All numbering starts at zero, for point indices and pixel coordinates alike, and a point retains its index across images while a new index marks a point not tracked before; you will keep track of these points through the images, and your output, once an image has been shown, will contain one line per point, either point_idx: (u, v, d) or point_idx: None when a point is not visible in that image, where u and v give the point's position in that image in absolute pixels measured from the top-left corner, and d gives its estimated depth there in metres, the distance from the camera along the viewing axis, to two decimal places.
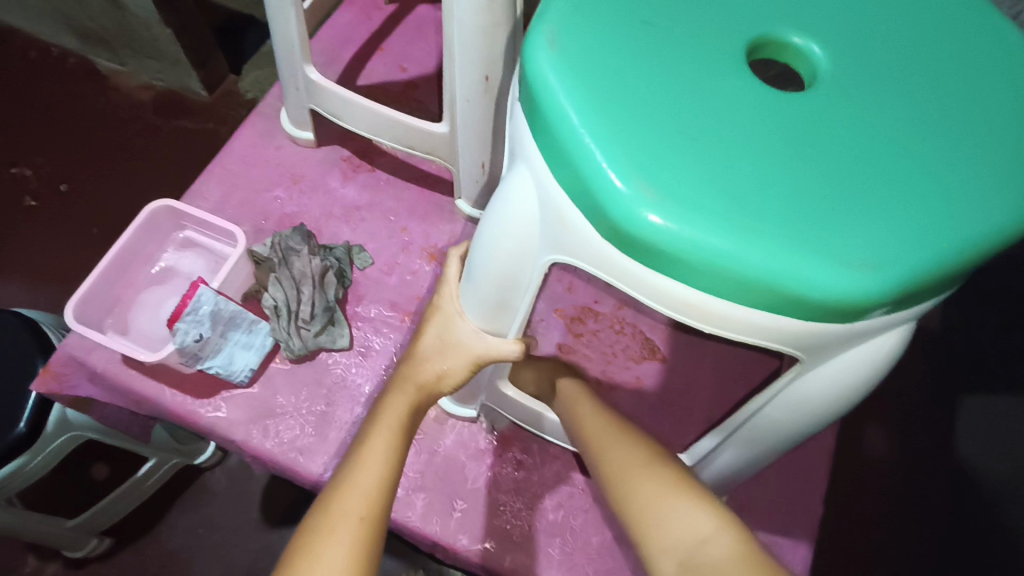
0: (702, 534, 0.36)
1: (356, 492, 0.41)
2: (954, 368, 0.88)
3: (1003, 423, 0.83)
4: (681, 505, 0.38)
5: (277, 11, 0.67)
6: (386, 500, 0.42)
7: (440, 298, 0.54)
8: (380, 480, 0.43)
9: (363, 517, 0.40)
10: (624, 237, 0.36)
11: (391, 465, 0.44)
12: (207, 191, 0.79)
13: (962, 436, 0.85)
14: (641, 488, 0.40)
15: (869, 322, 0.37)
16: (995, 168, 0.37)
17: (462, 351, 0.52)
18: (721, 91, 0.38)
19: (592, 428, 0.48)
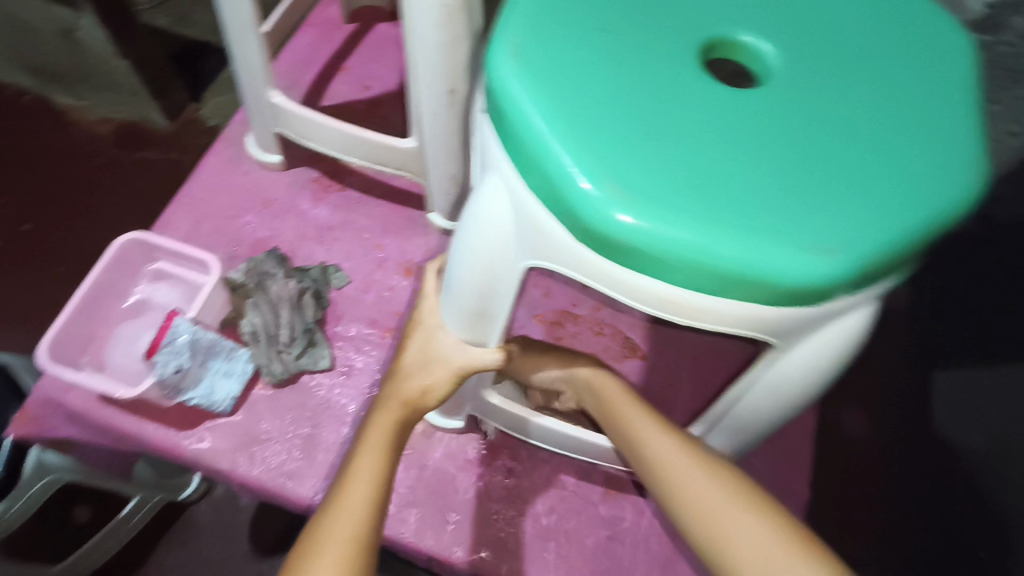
0: (756, 534, 0.38)
1: (346, 517, 0.41)
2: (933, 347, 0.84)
3: (978, 393, 0.75)
4: (785, 556, 0.36)
5: (237, 37, 0.67)
6: (376, 520, 0.42)
7: (421, 313, 0.55)
8: (367, 500, 0.43)
9: (350, 537, 0.40)
10: (598, 238, 0.37)
11: (379, 484, 0.44)
12: (176, 222, 0.79)
13: (945, 413, 0.78)
14: (689, 484, 0.42)
15: (835, 304, 0.38)
16: (944, 149, 0.39)
17: (444, 364, 0.52)
18: (680, 91, 0.39)
19: (662, 449, 0.45)
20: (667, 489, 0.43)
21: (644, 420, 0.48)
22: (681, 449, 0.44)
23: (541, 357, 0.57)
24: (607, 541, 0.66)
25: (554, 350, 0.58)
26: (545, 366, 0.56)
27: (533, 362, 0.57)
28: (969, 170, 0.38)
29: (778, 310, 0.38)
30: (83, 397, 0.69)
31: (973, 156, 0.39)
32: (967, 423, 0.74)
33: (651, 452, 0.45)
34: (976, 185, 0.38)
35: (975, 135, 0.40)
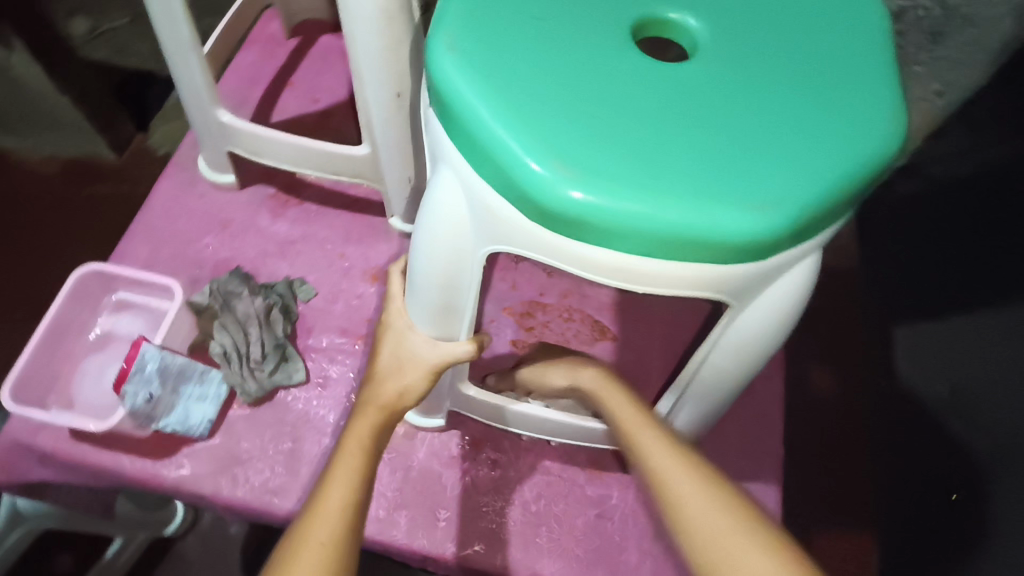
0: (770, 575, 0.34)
1: (322, 520, 0.41)
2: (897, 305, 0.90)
3: (936, 345, 0.81)
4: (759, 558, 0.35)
5: (178, 59, 0.67)
6: (354, 523, 0.42)
7: (389, 314, 0.55)
8: (343, 505, 0.42)
9: (324, 542, 0.40)
10: (552, 217, 0.38)
11: (357, 489, 0.44)
12: (134, 252, 0.78)
13: (909, 365, 0.85)
14: (699, 509, 0.39)
15: (781, 258, 0.40)
16: (866, 102, 0.41)
17: (418, 364, 0.53)
18: (615, 71, 0.41)
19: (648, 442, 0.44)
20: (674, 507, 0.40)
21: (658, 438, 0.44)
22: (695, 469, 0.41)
23: (549, 366, 0.61)
24: (597, 520, 0.68)
25: (560, 358, 0.61)
26: (555, 373, 0.59)
27: (545, 371, 0.61)
28: (890, 120, 0.40)
29: (727, 270, 0.40)
30: (54, 437, 0.68)
31: (893, 107, 0.41)
32: (931, 375, 0.81)
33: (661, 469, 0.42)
34: (899, 133, 0.40)
35: (894, 87, 0.42)
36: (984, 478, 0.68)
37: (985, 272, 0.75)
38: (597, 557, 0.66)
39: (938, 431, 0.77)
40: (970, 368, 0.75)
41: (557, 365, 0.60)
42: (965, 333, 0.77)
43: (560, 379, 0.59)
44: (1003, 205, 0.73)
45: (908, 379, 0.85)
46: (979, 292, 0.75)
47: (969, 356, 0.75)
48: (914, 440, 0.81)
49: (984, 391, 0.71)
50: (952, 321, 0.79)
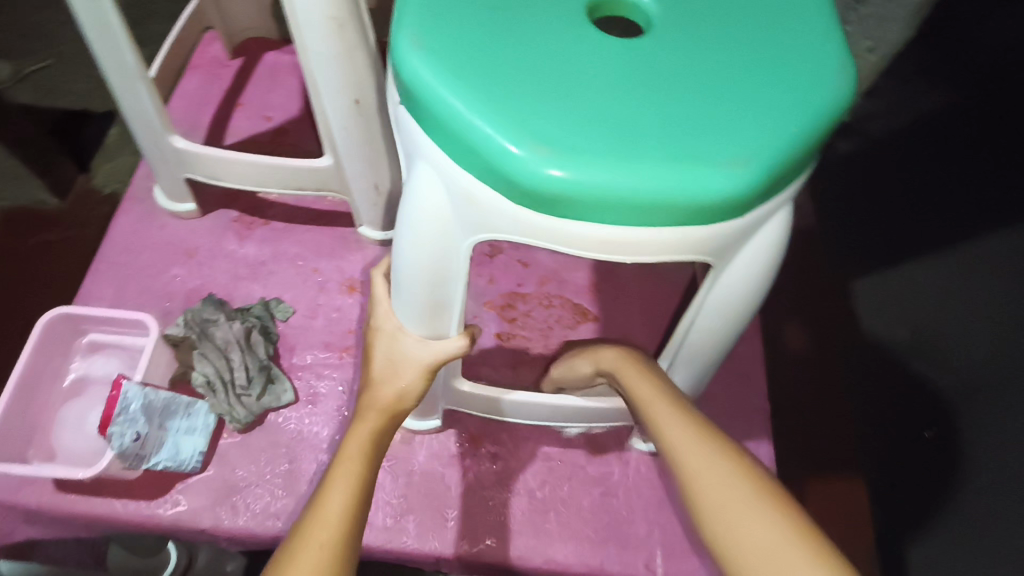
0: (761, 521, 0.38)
1: (322, 521, 0.42)
2: (850, 261, 0.95)
3: (896, 294, 0.87)
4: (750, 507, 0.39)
5: (125, 89, 0.65)
6: (354, 525, 0.43)
7: (378, 318, 0.55)
8: (343, 508, 0.43)
9: (323, 545, 0.41)
10: (534, 197, 0.39)
11: (359, 491, 0.45)
12: (99, 291, 0.76)
13: (868, 313, 0.91)
14: (750, 529, 0.38)
15: (756, 214, 0.42)
16: (820, 56, 0.43)
17: (412, 364, 0.53)
18: (578, 50, 0.42)
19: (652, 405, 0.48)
20: (717, 528, 0.39)
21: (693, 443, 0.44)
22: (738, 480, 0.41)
23: (574, 357, 0.61)
24: (602, 498, 0.69)
25: (585, 347, 0.62)
26: (581, 362, 0.60)
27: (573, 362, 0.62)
28: (842, 70, 0.42)
29: (707, 230, 0.41)
30: (38, 491, 0.66)
31: (843, 58, 0.43)
32: (890, 321, 0.87)
33: (701, 486, 0.41)
34: (852, 83, 0.42)
35: (841, 40, 0.44)
36: (954, 413, 0.74)
37: (935, 221, 0.82)
38: (608, 534, 0.67)
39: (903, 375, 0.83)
40: (928, 312, 0.81)
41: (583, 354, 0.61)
42: (920, 278, 0.83)
43: (585, 369, 0.60)
44: (940, 155, 0.82)
45: (871, 329, 0.90)
46: (929, 240, 0.83)
47: (925, 300, 0.82)
48: (884, 386, 0.86)
49: (941, 329, 0.79)
50: (905, 268, 0.86)
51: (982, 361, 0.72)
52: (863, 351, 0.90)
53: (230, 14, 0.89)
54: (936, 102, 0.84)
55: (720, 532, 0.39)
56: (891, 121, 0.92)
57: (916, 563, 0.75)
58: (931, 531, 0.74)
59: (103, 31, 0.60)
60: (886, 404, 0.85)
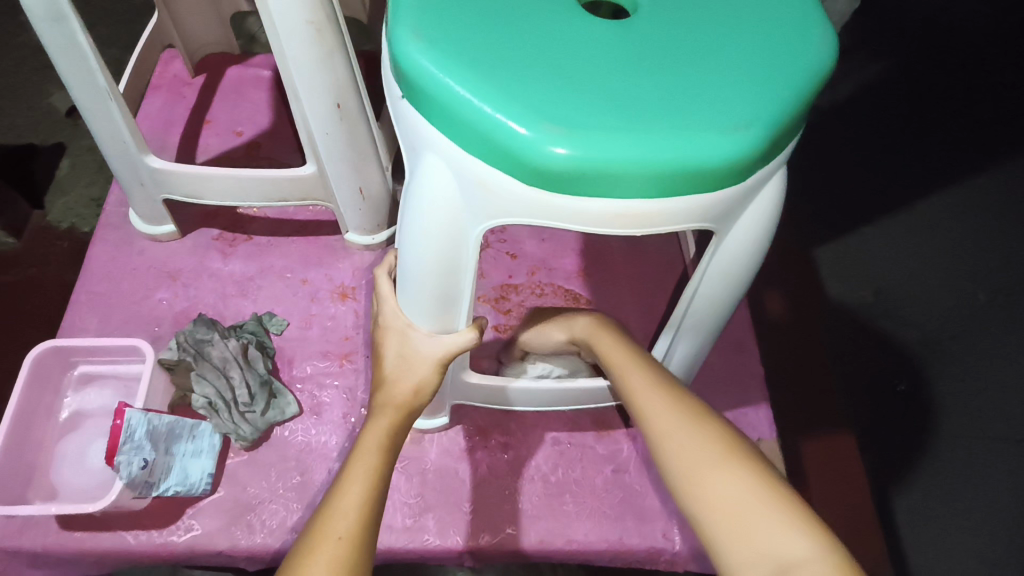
0: (726, 479, 0.37)
1: (340, 515, 0.43)
2: (813, 224, 0.95)
3: (857, 258, 0.92)
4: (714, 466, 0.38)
5: (97, 112, 0.64)
6: (371, 519, 0.44)
7: (385, 316, 0.55)
8: (360, 500, 0.45)
9: (343, 536, 0.42)
10: (546, 177, 0.40)
11: (374, 486, 0.46)
12: (83, 323, 0.74)
13: (828, 279, 0.92)
14: (711, 485, 0.37)
15: (755, 179, 0.44)
16: (801, 22, 0.45)
17: (424, 359, 0.53)
18: (572, 33, 0.43)
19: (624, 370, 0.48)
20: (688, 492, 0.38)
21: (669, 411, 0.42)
22: (717, 451, 0.39)
23: (547, 325, 0.62)
24: (615, 475, 0.70)
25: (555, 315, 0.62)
26: (552, 330, 0.61)
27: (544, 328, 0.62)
28: (824, 36, 0.45)
29: (711, 198, 0.43)
30: (41, 533, 0.63)
31: (822, 23, 0.45)
32: (852, 283, 0.91)
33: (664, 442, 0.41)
34: (833, 46, 0.45)
35: (817, 6, 0.46)
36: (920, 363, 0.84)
37: (889, 186, 0.93)
38: (625, 509, 0.68)
39: (865, 330, 0.88)
40: (890, 272, 0.90)
41: (553, 324, 0.61)
42: (887, 244, 0.92)
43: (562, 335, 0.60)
44: (886, 125, 0.95)
45: (836, 294, 0.91)
46: (884, 205, 0.92)
47: (888, 260, 0.91)
48: (857, 345, 0.88)
49: (907, 292, 0.88)
50: (862, 232, 0.93)
51: (952, 314, 0.86)
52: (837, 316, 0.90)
53: (189, 32, 0.88)
54: (870, 72, 0.97)
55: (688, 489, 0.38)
56: (836, 94, 0.98)
57: (903, 513, 0.78)
58: (914, 476, 0.79)
59: (72, 51, 0.58)
60: (858, 359, 0.87)
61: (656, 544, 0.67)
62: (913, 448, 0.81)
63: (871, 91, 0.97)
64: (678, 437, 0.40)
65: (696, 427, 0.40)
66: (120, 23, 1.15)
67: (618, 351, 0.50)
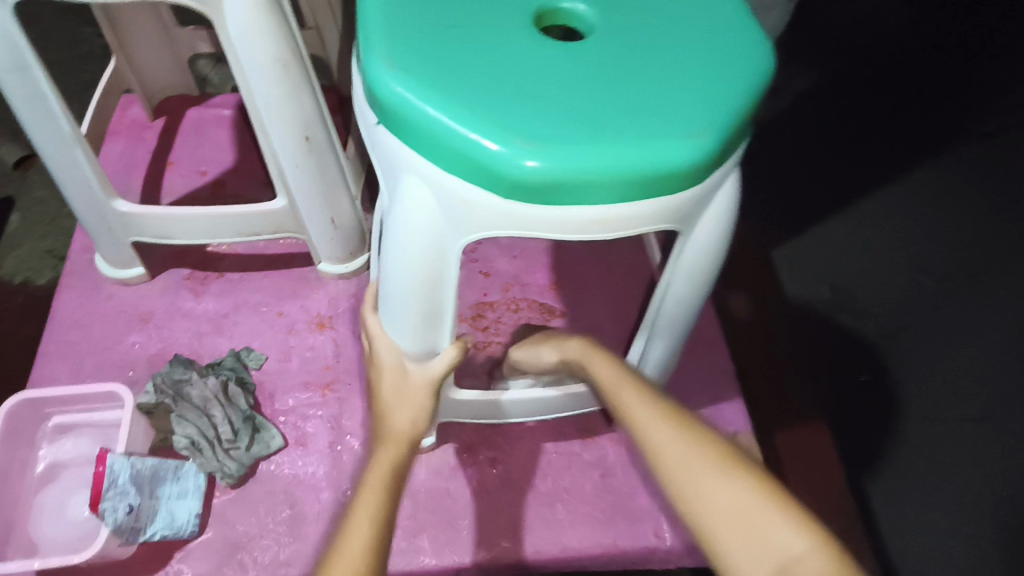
0: (736, 491, 0.38)
1: (350, 561, 0.40)
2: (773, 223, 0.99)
3: (816, 255, 0.94)
4: (723, 480, 0.39)
5: (60, 158, 0.63)
6: (381, 561, 0.41)
7: (380, 355, 0.55)
8: (369, 542, 0.42)
9: None
10: (522, 190, 0.43)
11: (381, 524, 0.43)
12: (56, 373, 0.73)
13: (785, 276, 0.96)
14: (721, 498, 0.38)
15: (713, 181, 0.47)
16: (740, 35, 0.49)
17: (425, 381, 0.53)
18: (535, 56, 0.45)
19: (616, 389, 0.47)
20: (699, 509, 0.39)
21: (660, 424, 0.42)
22: (712, 461, 0.39)
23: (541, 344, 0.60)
24: (603, 479, 0.72)
25: (545, 337, 0.61)
26: (542, 353, 0.60)
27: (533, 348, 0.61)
28: (763, 46, 0.48)
29: (675, 201, 0.46)
30: None
31: (759, 34, 0.49)
32: (809, 281, 0.94)
33: (670, 459, 0.40)
34: (772, 56, 0.48)
35: (753, 20, 0.50)
36: (880, 353, 0.86)
37: (833, 187, 0.94)
38: (615, 511, 0.70)
39: (830, 328, 0.90)
40: (842, 266, 0.92)
41: (543, 345, 0.60)
42: (838, 240, 0.93)
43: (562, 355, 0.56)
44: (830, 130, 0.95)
45: (794, 293, 0.94)
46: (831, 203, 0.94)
47: (842, 258, 0.92)
48: (818, 337, 0.90)
49: (858, 284, 0.90)
50: (815, 231, 0.95)
51: (904, 304, 0.86)
52: (803, 313, 0.93)
53: (147, 75, 0.88)
54: (801, 82, 0.98)
55: (698, 504, 0.39)
56: (777, 105, 1.00)
57: (878, 496, 0.80)
58: (886, 465, 0.81)
59: (36, 101, 0.59)
60: (820, 349, 0.90)
61: (648, 543, 0.68)
62: (882, 436, 0.82)
63: (806, 99, 0.97)
64: (678, 450, 0.40)
65: (697, 443, 0.40)
66: (70, 71, 1.15)
67: (610, 372, 0.49)
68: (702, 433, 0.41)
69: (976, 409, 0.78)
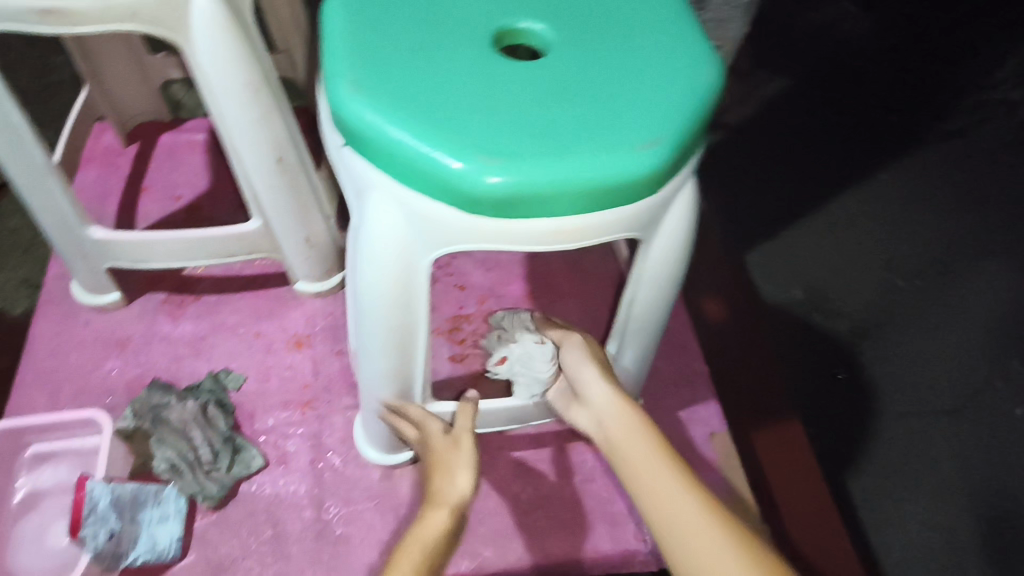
0: None
1: None
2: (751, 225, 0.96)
3: (786, 257, 0.91)
4: None
5: (35, 189, 0.64)
6: None
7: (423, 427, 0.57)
8: None
9: None
10: (485, 205, 0.44)
11: None
12: (33, 401, 0.73)
13: (762, 284, 0.92)
14: None
15: (670, 188, 0.49)
16: (690, 49, 0.51)
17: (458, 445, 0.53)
18: (494, 76, 0.47)
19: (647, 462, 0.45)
20: None
21: (698, 519, 0.41)
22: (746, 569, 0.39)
23: (586, 365, 0.54)
24: (583, 485, 0.73)
25: (590, 361, 0.55)
26: (584, 375, 0.54)
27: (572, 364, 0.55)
28: (711, 59, 0.50)
29: (634, 210, 0.48)
30: None
31: (708, 49, 0.51)
32: (782, 282, 0.90)
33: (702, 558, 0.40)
34: (720, 68, 0.50)
35: (702, 35, 0.52)
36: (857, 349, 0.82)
37: (805, 184, 0.91)
38: (595, 516, 0.71)
39: (805, 329, 0.86)
40: (815, 267, 0.88)
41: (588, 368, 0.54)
42: (810, 242, 0.90)
43: (596, 379, 0.53)
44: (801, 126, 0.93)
45: (769, 296, 0.91)
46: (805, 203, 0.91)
47: (814, 256, 0.89)
48: (793, 341, 0.86)
49: (830, 283, 0.86)
50: (787, 234, 0.92)
51: (875, 300, 0.83)
52: (774, 316, 0.89)
53: (118, 103, 0.89)
54: (772, 87, 0.96)
55: None
56: (744, 110, 0.99)
57: (859, 495, 0.77)
58: (866, 459, 0.78)
59: (7, 133, 0.59)
60: (795, 353, 0.86)
61: (627, 546, 0.69)
62: (859, 433, 0.79)
63: (772, 104, 0.96)
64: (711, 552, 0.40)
65: (733, 548, 0.40)
66: (40, 100, 1.15)
67: (642, 441, 0.47)
68: (737, 535, 0.40)
69: (949, 401, 0.75)
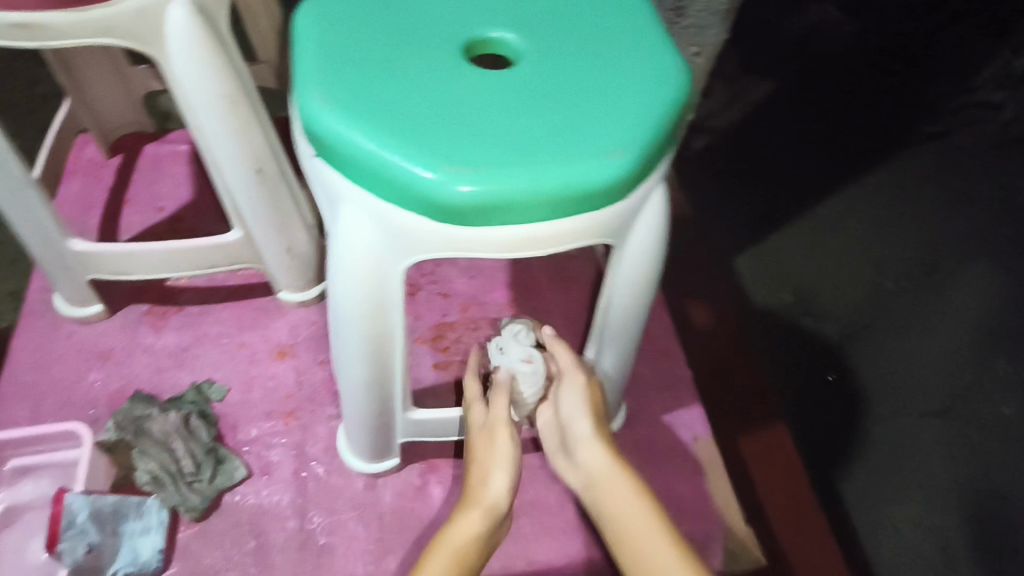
0: None
1: None
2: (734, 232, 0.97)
3: (771, 262, 0.90)
4: None
5: (14, 203, 0.64)
6: None
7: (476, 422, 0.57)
8: None
9: None
10: (454, 213, 0.44)
11: None
12: (15, 415, 0.73)
13: (748, 285, 0.94)
14: None
15: (640, 193, 0.49)
16: (658, 58, 0.51)
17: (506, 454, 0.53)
18: (463, 86, 0.47)
19: (633, 519, 0.45)
20: None
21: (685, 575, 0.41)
22: None
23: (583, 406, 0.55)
24: (566, 492, 0.73)
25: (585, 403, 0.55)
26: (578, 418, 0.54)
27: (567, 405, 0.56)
28: (680, 67, 0.51)
29: (605, 215, 0.48)
30: None
31: (676, 57, 0.52)
32: (772, 287, 0.90)
33: None
34: (688, 75, 0.51)
35: (671, 43, 0.53)
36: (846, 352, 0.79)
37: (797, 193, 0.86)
38: (579, 522, 0.71)
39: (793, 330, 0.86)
40: (803, 269, 0.86)
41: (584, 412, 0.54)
42: (794, 246, 0.87)
43: (589, 435, 0.52)
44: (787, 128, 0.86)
45: (756, 298, 0.92)
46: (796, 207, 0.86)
47: (803, 260, 0.86)
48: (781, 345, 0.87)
49: (820, 285, 0.83)
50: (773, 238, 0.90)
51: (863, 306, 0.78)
52: (759, 322, 0.91)
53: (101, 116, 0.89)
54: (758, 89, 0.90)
55: None
56: (730, 116, 0.96)
57: (852, 496, 0.78)
58: (857, 463, 0.77)
59: None
60: (782, 358, 0.87)
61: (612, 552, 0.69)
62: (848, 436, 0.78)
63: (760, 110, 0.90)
64: None
65: None
66: (26, 114, 1.15)
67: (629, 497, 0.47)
68: None
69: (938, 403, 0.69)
